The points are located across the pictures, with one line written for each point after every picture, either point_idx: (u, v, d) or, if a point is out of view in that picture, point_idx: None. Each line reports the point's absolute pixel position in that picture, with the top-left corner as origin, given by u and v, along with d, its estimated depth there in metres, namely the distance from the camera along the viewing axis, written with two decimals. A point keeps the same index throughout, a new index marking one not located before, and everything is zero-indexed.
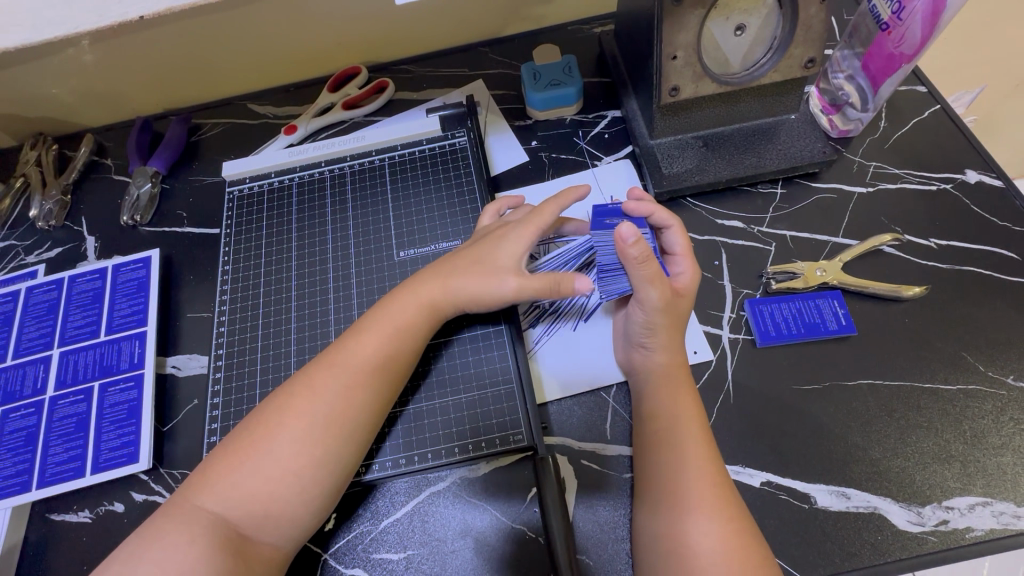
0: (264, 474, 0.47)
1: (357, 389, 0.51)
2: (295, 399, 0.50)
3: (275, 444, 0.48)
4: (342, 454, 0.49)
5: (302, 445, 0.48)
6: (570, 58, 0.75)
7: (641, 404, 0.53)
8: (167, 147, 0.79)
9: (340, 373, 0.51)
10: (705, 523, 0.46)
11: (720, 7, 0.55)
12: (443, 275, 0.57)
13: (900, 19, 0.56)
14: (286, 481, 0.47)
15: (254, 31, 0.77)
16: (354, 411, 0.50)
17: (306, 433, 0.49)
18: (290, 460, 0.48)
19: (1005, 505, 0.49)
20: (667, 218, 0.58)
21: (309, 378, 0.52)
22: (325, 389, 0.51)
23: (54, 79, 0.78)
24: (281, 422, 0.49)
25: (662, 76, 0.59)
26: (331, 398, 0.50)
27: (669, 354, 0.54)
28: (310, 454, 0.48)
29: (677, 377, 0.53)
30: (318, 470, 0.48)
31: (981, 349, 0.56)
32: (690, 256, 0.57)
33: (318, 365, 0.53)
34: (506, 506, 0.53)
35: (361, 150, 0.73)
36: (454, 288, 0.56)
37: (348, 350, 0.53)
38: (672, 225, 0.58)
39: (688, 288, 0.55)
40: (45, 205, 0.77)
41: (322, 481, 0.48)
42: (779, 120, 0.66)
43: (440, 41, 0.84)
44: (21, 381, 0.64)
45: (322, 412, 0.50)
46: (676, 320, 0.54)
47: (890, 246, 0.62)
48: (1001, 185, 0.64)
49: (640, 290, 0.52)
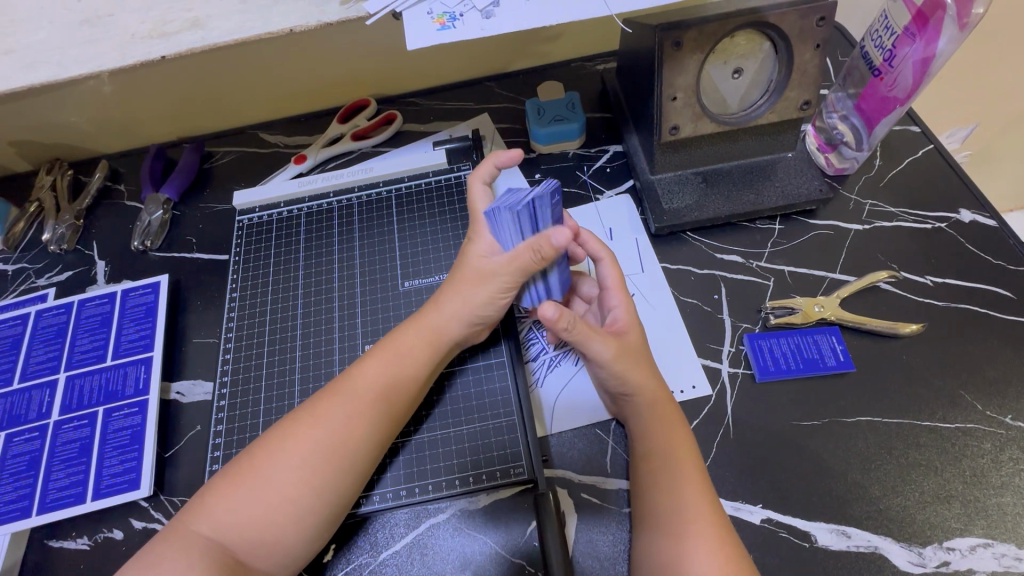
0: (260, 498, 0.47)
1: (359, 416, 0.51)
2: (297, 424, 0.51)
3: (273, 468, 0.48)
4: (339, 482, 0.49)
5: (301, 471, 0.48)
6: (573, 95, 0.77)
7: (638, 445, 0.53)
8: (179, 175, 0.81)
9: (344, 401, 0.52)
10: (709, 561, 0.45)
11: (718, 52, 0.57)
12: (433, 301, 0.58)
13: (891, 65, 0.57)
14: (281, 507, 0.47)
15: (268, 65, 0.80)
16: (355, 438, 0.51)
17: (307, 459, 0.49)
18: (289, 487, 0.48)
19: (1007, 547, 0.49)
20: (602, 252, 0.58)
21: (312, 406, 0.52)
22: (327, 415, 0.51)
23: (74, 108, 0.81)
24: (282, 447, 0.49)
25: (662, 116, 0.60)
26: (336, 425, 0.51)
27: (644, 378, 0.53)
28: (310, 480, 0.48)
29: (667, 410, 0.53)
30: (312, 497, 0.48)
31: (978, 387, 0.56)
32: (623, 290, 0.57)
33: (320, 393, 0.53)
34: (506, 540, 0.53)
35: (369, 181, 0.75)
36: (442, 312, 0.57)
37: (350, 378, 0.54)
38: (606, 259, 0.58)
39: (627, 325, 0.56)
40: (58, 229, 0.79)
41: (316, 508, 0.48)
42: (777, 158, 0.68)
43: (448, 75, 0.87)
44: (27, 404, 0.65)
45: (320, 438, 0.50)
46: (637, 356, 0.54)
47: (887, 283, 0.63)
48: (994, 225, 0.65)
49: (592, 347, 0.52)
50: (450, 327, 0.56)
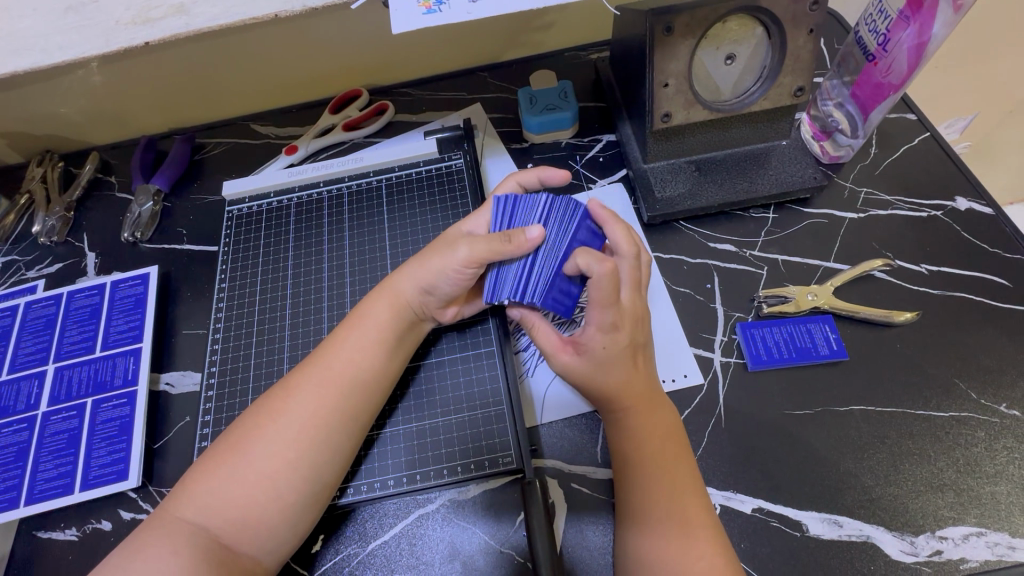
0: (240, 478, 0.47)
1: (329, 390, 0.51)
2: (272, 402, 0.50)
3: (253, 446, 0.48)
4: (319, 461, 0.49)
5: (279, 448, 0.48)
6: (565, 84, 0.77)
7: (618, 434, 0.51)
8: (170, 166, 0.81)
9: (314, 374, 0.51)
10: (697, 548, 0.44)
11: (710, 37, 0.57)
12: (398, 270, 0.58)
13: (886, 50, 0.57)
14: (261, 486, 0.47)
15: (258, 55, 0.79)
16: (328, 413, 0.50)
17: (282, 435, 0.48)
18: (267, 465, 0.47)
19: (1000, 536, 0.48)
20: (626, 247, 0.53)
21: (286, 383, 0.52)
22: (300, 389, 0.51)
23: (63, 98, 0.80)
24: (259, 426, 0.49)
25: (654, 103, 0.59)
26: (307, 398, 0.50)
27: (608, 376, 0.51)
28: (286, 456, 0.48)
29: (653, 398, 0.52)
30: (292, 474, 0.48)
31: (973, 376, 0.55)
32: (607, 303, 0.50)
33: (295, 370, 0.53)
34: (496, 530, 0.53)
35: (359, 170, 0.74)
36: (404, 280, 0.56)
37: (321, 352, 0.53)
38: (630, 255, 0.53)
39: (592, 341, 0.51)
40: (48, 221, 0.78)
41: (297, 487, 0.48)
42: (772, 146, 0.67)
43: (441, 65, 0.86)
44: (15, 396, 0.64)
45: (295, 410, 0.49)
46: (601, 370, 0.51)
47: (881, 271, 0.62)
48: (990, 213, 0.65)
49: (546, 354, 0.54)
50: (408, 293, 0.55)
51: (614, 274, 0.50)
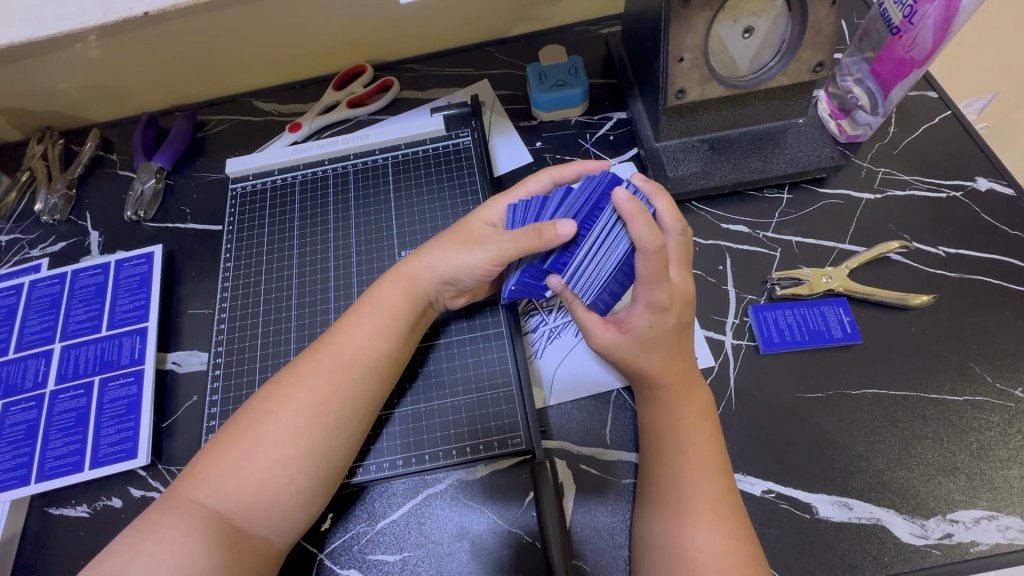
0: (249, 466, 0.46)
1: (343, 374, 0.50)
2: (280, 387, 0.50)
3: (262, 432, 0.47)
4: (329, 443, 0.48)
5: (289, 434, 0.47)
6: (576, 60, 0.75)
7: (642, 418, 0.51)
8: (172, 143, 0.79)
9: (326, 359, 0.51)
10: (708, 533, 0.44)
11: (727, 10, 0.54)
12: (416, 254, 0.57)
13: (910, 23, 0.54)
14: (271, 471, 0.46)
15: (260, 28, 0.77)
16: (338, 399, 0.49)
17: (291, 420, 0.48)
18: (277, 450, 0.47)
19: (1012, 520, 0.48)
20: (672, 222, 0.51)
21: (294, 368, 0.51)
22: (309, 375, 0.50)
23: (62, 73, 0.78)
24: (269, 411, 0.48)
25: (668, 79, 0.58)
26: (316, 384, 0.49)
27: (644, 359, 0.51)
28: (295, 443, 0.47)
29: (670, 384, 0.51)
30: (301, 459, 0.47)
31: (988, 359, 0.55)
32: (657, 283, 0.49)
33: (304, 355, 0.52)
34: (504, 510, 0.53)
35: (364, 148, 0.73)
36: (421, 267, 0.55)
37: (332, 339, 0.52)
38: (675, 229, 0.52)
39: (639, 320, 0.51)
40: (50, 199, 0.77)
41: (307, 470, 0.47)
42: (787, 124, 0.66)
43: (448, 40, 0.84)
44: (22, 374, 0.64)
45: (305, 396, 0.49)
46: (648, 349, 0.51)
47: (897, 253, 0.61)
48: (1011, 194, 0.63)
49: (586, 332, 0.54)
50: (427, 280, 0.55)
51: (660, 256, 0.48)
